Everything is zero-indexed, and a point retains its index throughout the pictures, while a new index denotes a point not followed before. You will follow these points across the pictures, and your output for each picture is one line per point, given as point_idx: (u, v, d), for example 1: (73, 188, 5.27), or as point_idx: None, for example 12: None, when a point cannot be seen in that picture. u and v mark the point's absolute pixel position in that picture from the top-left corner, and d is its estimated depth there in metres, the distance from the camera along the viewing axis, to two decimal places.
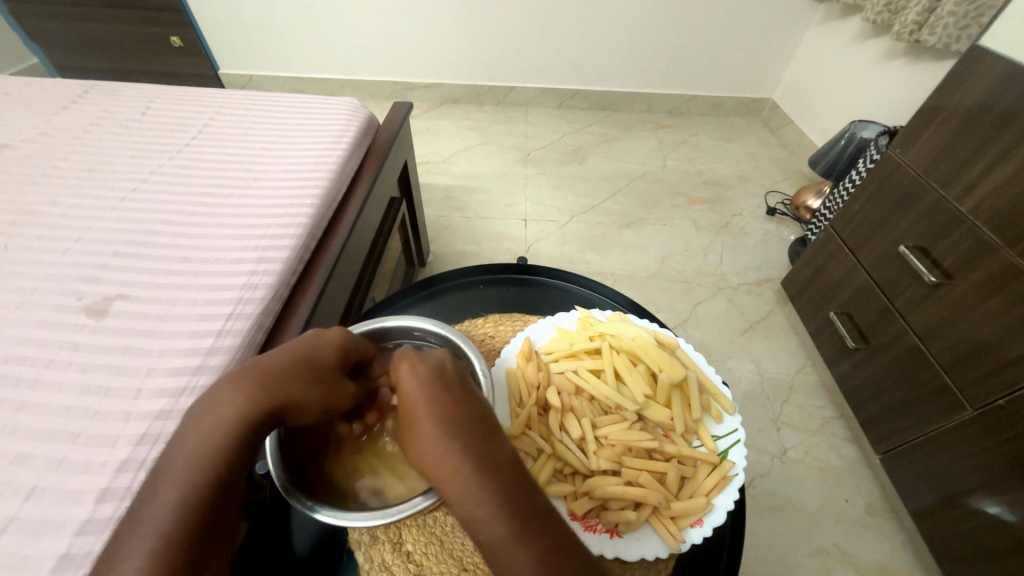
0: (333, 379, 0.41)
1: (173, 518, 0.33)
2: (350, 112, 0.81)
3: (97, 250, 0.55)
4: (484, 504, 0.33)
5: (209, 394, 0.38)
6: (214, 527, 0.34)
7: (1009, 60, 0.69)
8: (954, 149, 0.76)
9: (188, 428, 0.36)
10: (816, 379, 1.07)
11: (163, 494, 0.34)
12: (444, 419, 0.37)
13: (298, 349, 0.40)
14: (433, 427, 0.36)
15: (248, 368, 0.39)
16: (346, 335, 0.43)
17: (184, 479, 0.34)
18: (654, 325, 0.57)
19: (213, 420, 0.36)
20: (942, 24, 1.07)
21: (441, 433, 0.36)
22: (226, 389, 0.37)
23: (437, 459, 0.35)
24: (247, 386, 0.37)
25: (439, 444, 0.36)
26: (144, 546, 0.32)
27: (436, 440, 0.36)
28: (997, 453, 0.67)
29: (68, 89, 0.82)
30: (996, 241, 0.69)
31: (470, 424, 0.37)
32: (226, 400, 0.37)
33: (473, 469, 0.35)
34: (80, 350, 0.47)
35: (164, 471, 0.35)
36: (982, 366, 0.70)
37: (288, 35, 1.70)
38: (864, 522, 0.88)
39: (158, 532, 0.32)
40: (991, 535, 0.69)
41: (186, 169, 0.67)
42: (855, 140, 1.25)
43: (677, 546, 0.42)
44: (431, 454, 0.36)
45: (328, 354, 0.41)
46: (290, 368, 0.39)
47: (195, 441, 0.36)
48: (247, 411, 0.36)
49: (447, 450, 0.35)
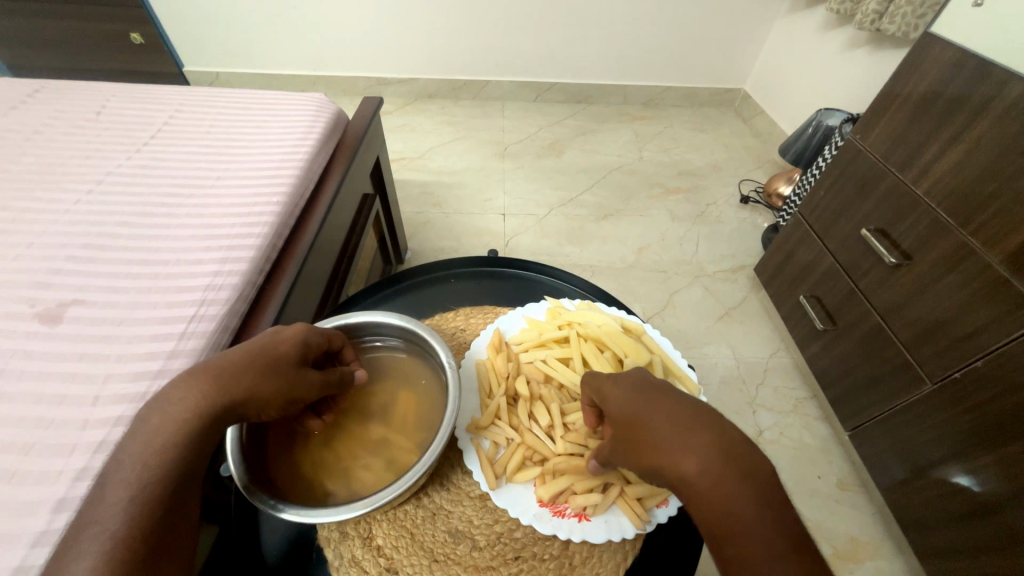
0: (293, 372, 0.40)
1: (126, 519, 0.33)
2: (317, 108, 0.80)
3: (50, 255, 0.53)
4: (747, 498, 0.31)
5: (163, 393, 0.37)
6: (171, 526, 0.34)
7: (957, 47, 0.71)
8: (908, 134, 0.78)
9: (139, 429, 0.36)
10: (789, 361, 1.10)
11: (116, 494, 0.34)
12: (673, 410, 0.36)
13: (256, 344, 0.40)
14: (669, 417, 0.35)
15: (204, 365, 0.38)
16: (307, 330, 0.42)
17: (138, 479, 0.34)
18: (621, 313, 0.58)
19: (166, 420, 0.35)
20: (901, 13, 1.10)
21: (686, 422, 0.35)
22: (179, 387, 0.36)
23: (689, 448, 0.33)
24: (201, 385, 0.37)
25: (685, 435, 0.34)
26: (96, 546, 0.32)
27: (670, 426, 0.35)
28: (957, 423, 0.70)
29: (16, 88, 0.78)
30: (950, 222, 0.72)
31: (697, 407, 0.36)
32: (179, 398, 0.36)
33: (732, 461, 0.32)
34: (33, 357, 0.46)
35: (115, 472, 0.35)
36: (940, 343, 0.73)
37: (255, 31, 1.66)
38: (836, 497, 0.91)
39: (110, 533, 0.32)
40: (955, 503, 0.72)
41: (145, 169, 0.65)
42: (821, 127, 1.29)
43: (642, 526, 0.43)
44: (677, 442, 0.34)
45: (287, 350, 0.40)
46: (247, 363, 0.38)
47: (147, 441, 0.35)
48: (200, 410, 0.36)
49: (698, 441, 0.33)
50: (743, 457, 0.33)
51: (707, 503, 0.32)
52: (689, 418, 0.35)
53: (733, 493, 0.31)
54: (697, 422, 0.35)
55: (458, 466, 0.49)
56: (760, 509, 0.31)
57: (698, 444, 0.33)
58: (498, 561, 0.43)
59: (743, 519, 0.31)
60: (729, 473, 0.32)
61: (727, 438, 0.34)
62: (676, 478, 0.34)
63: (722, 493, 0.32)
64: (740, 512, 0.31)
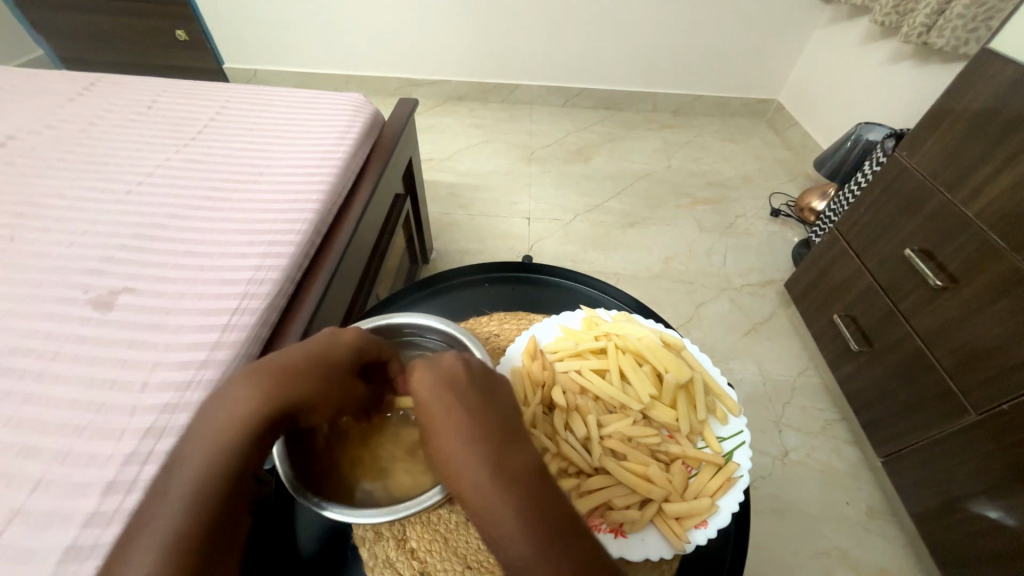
0: (347, 380, 0.41)
1: (187, 516, 0.34)
2: (356, 108, 0.81)
3: (102, 243, 0.55)
4: (534, 555, 0.31)
5: (224, 389, 0.38)
6: (225, 524, 0.35)
7: (1017, 64, 0.68)
8: (960, 152, 0.76)
9: (201, 426, 0.37)
10: (819, 381, 1.07)
11: (177, 487, 0.35)
12: (474, 449, 0.34)
13: (316, 347, 0.41)
14: (467, 465, 0.34)
15: (264, 364, 0.39)
16: (362, 337, 0.43)
17: (200, 477, 0.35)
18: (659, 326, 0.58)
19: (226, 419, 0.36)
20: (951, 26, 1.07)
21: (482, 468, 0.34)
22: (242, 386, 0.37)
23: (479, 501, 0.33)
24: (261, 386, 0.37)
25: (477, 488, 0.33)
26: (159, 540, 0.33)
27: (464, 476, 0.34)
28: (1001, 458, 0.67)
29: (74, 81, 0.82)
30: (1001, 245, 0.69)
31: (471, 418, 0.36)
32: (242, 398, 0.37)
33: (519, 512, 0.32)
34: (87, 342, 0.47)
35: (178, 465, 0.36)
36: (986, 371, 0.70)
37: (292, 29, 1.70)
38: (865, 525, 0.88)
39: (172, 529, 0.33)
40: (994, 541, 0.69)
41: (192, 163, 0.67)
42: (861, 141, 1.25)
43: (682, 546, 0.43)
44: (470, 493, 0.34)
45: (342, 356, 0.41)
46: (307, 369, 0.39)
47: (210, 438, 0.36)
48: (259, 412, 0.36)
49: (485, 494, 0.33)
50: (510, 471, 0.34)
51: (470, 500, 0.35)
52: (489, 462, 0.34)
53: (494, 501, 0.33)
54: (493, 469, 0.34)
55: None
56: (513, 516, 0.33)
57: (493, 495, 0.33)
58: None
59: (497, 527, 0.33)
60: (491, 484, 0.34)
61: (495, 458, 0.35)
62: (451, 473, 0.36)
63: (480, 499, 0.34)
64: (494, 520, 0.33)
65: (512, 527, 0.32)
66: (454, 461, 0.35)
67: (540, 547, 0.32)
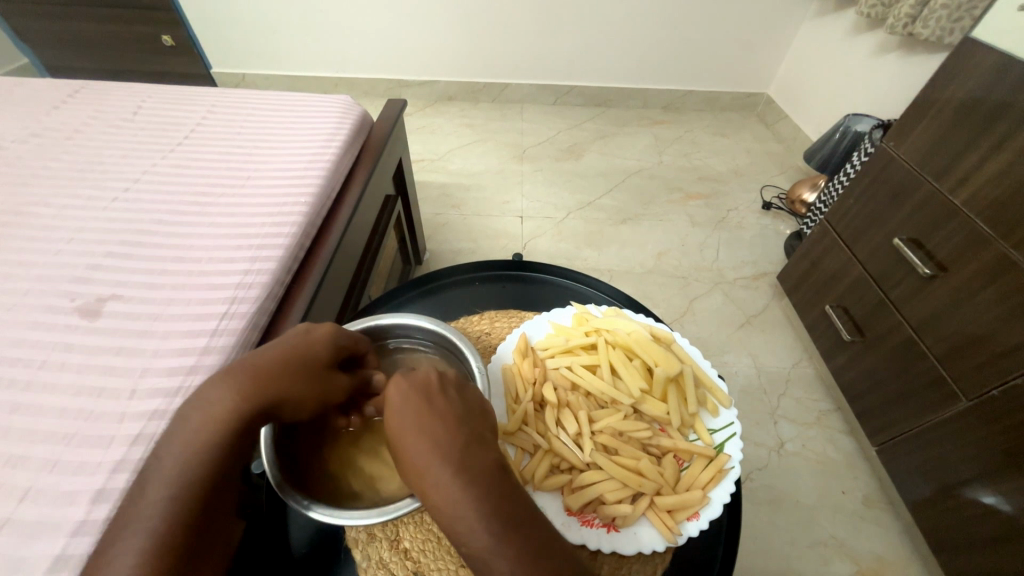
0: (326, 376, 0.42)
1: (168, 517, 0.34)
2: (344, 110, 0.80)
3: (89, 250, 0.55)
4: (497, 546, 0.33)
5: (197, 392, 0.38)
6: (205, 522, 0.36)
7: (1001, 52, 0.69)
8: (947, 141, 0.76)
9: (179, 429, 0.37)
10: (813, 372, 1.08)
11: (157, 490, 0.35)
12: (442, 449, 0.36)
13: (288, 346, 0.41)
14: (430, 466, 0.36)
15: (238, 365, 0.39)
16: (337, 333, 0.43)
17: (179, 477, 0.36)
18: (650, 321, 0.58)
19: (206, 420, 0.37)
20: (935, 17, 1.07)
21: (445, 469, 0.36)
22: (217, 389, 0.37)
23: (442, 500, 0.35)
24: (239, 386, 0.38)
25: (440, 487, 0.35)
26: (139, 541, 0.34)
27: (431, 475, 0.36)
28: (993, 443, 0.68)
29: (58, 89, 0.81)
30: (990, 233, 0.69)
31: (441, 420, 0.38)
32: (217, 400, 0.37)
33: (481, 507, 0.34)
34: (74, 350, 0.47)
35: (156, 468, 0.36)
36: (976, 357, 0.70)
37: (280, 33, 1.69)
38: (861, 514, 0.88)
39: (153, 529, 0.34)
40: (988, 526, 0.69)
41: (179, 168, 0.67)
42: (850, 133, 1.26)
43: (673, 539, 0.43)
44: (433, 493, 0.35)
45: (320, 352, 0.41)
46: (282, 368, 0.39)
47: (188, 441, 0.37)
48: (240, 411, 0.37)
49: (448, 492, 0.35)
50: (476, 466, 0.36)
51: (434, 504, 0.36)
52: (452, 462, 0.36)
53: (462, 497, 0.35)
54: (456, 469, 0.36)
55: None
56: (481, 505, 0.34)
57: (459, 490, 0.35)
58: None
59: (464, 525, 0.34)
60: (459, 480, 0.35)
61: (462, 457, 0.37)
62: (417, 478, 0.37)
63: (446, 497, 0.35)
64: (462, 517, 0.34)
65: (473, 522, 0.34)
66: (420, 461, 0.37)
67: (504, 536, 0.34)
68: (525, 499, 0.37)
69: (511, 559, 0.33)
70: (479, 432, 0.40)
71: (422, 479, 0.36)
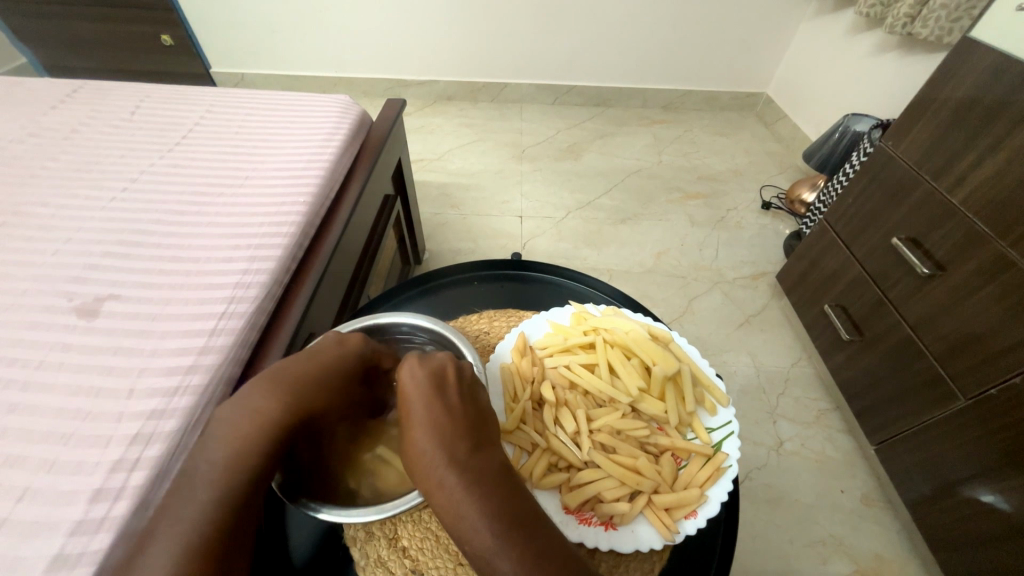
0: (354, 387, 0.44)
1: (210, 517, 0.34)
2: (342, 109, 0.81)
3: (87, 250, 0.55)
4: (497, 548, 0.33)
5: (238, 398, 0.40)
6: (242, 525, 0.36)
7: (999, 51, 0.69)
8: (945, 140, 0.76)
9: (224, 431, 0.38)
10: (812, 371, 1.08)
11: (197, 492, 0.35)
12: (444, 449, 0.37)
13: (327, 357, 0.44)
14: (434, 464, 0.37)
15: (280, 376, 0.42)
16: (368, 346, 0.47)
17: (220, 479, 0.36)
18: (648, 320, 0.58)
19: (251, 423, 0.38)
20: (934, 17, 1.07)
21: (449, 469, 0.36)
22: (262, 397, 0.40)
23: (445, 499, 0.36)
24: (284, 395, 0.40)
25: (443, 487, 0.36)
26: (180, 541, 0.33)
27: (432, 474, 0.36)
28: (992, 442, 0.68)
29: (56, 89, 0.81)
30: (988, 232, 0.69)
31: (445, 420, 0.39)
32: (261, 407, 0.39)
33: (483, 508, 0.35)
34: (72, 350, 0.47)
35: (199, 468, 0.37)
36: (975, 356, 0.70)
37: (279, 33, 1.69)
38: (860, 513, 0.88)
39: (194, 530, 0.34)
40: (987, 524, 0.69)
41: (178, 168, 0.67)
42: (849, 132, 1.25)
43: (670, 537, 0.43)
44: (436, 492, 0.36)
45: (352, 364, 0.45)
46: (321, 377, 0.42)
47: (229, 443, 0.37)
48: (284, 417, 0.39)
49: (451, 492, 0.36)
50: (478, 468, 0.37)
51: (435, 502, 0.36)
52: (457, 462, 0.37)
53: (462, 498, 0.35)
54: (459, 469, 0.36)
55: None
56: (481, 506, 0.35)
57: (461, 491, 0.35)
58: None
59: (464, 524, 0.35)
60: (461, 481, 0.36)
61: (464, 457, 0.37)
62: (419, 476, 0.37)
63: (448, 497, 0.36)
64: (462, 516, 0.35)
65: (474, 522, 0.34)
66: (423, 459, 0.37)
67: (503, 538, 0.34)
68: (528, 502, 0.37)
69: (510, 561, 0.33)
70: (485, 433, 0.40)
71: (423, 478, 0.37)
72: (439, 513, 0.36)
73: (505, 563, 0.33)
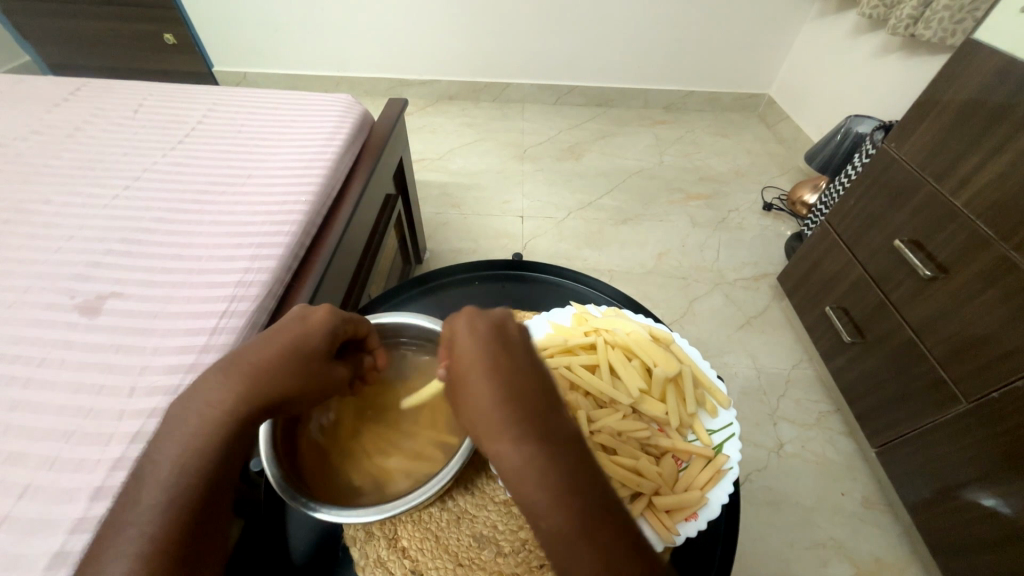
0: (322, 367, 0.42)
1: (164, 523, 0.34)
2: (345, 108, 0.81)
3: (89, 248, 0.55)
4: (574, 518, 0.31)
5: (196, 388, 0.38)
6: (208, 523, 0.36)
7: (1003, 54, 0.69)
8: (948, 141, 0.76)
9: (176, 429, 0.37)
10: (813, 373, 1.08)
11: (149, 493, 0.35)
12: (516, 411, 0.35)
13: (288, 338, 0.41)
14: (505, 427, 0.34)
15: (232, 361, 0.39)
16: (333, 321, 0.43)
17: (170, 481, 0.35)
18: (649, 321, 0.59)
19: (202, 418, 0.37)
20: (937, 19, 1.07)
21: (525, 433, 0.34)
22: (212, 389, 0.38)
23: (518, 464, 0.33)
24: (237, 382, 0.38)
25: (518, 446, 0.33)
26: (133, 549, 0.33)
27: (504, 437, 0.34)
28: (993, 445, 0.67)
29: (59, 87, 0.81)
30: (990, 235, 0.69)
31: (516, 380, 0.36)
32: (216, 398, 0.37)
33: (561, 475, 0.33)
34: (73, 347, 0.47)
35: (153, 470, 0.36)
36: (978, 360, 0.70)
37: (281, 32, 1.69)
38: (861, 515, 0.88)
39: (146, 533, 0.34)
40: (988, 527, 0.69)
41: (179, 166, 0.67)
42: (851, 134, 1.25)
43: (671, 539, 0.43)
44: (506, 455, 0.34)
45: (317, 342, 0.42)
46: (279, 361, 0.40)
47: (184, 438, 0.37)
48: (236, 404, 0.37)
49: (519, 445, 0.33)
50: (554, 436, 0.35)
51: (506, 467, 0.34)
52: (532, 425, 0.34)
53: (538, 463, 0.33)
54: (534, 434, 0.34)
55: (481, 471, 0.51)
56: (556, 474, 0.32)
57: (535, 457, 0.33)
58: (521, 568, 0.44)
59: (538, 491, 0.32)
60: (537, 445, 0.33)
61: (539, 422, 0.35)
62: (488, 440, 0.35)
63: (523, 462, 0.33)
64: (537, 484, 0.32)
65: (540, 476, 0.32)
66: (492, 420, 0.35)
67: (578, 511, 0.31)
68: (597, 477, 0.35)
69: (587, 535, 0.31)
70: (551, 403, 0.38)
71: (494, 439, 0.34)
72: (507, 479, 0.33)
73: (581, 540, 0.30)
